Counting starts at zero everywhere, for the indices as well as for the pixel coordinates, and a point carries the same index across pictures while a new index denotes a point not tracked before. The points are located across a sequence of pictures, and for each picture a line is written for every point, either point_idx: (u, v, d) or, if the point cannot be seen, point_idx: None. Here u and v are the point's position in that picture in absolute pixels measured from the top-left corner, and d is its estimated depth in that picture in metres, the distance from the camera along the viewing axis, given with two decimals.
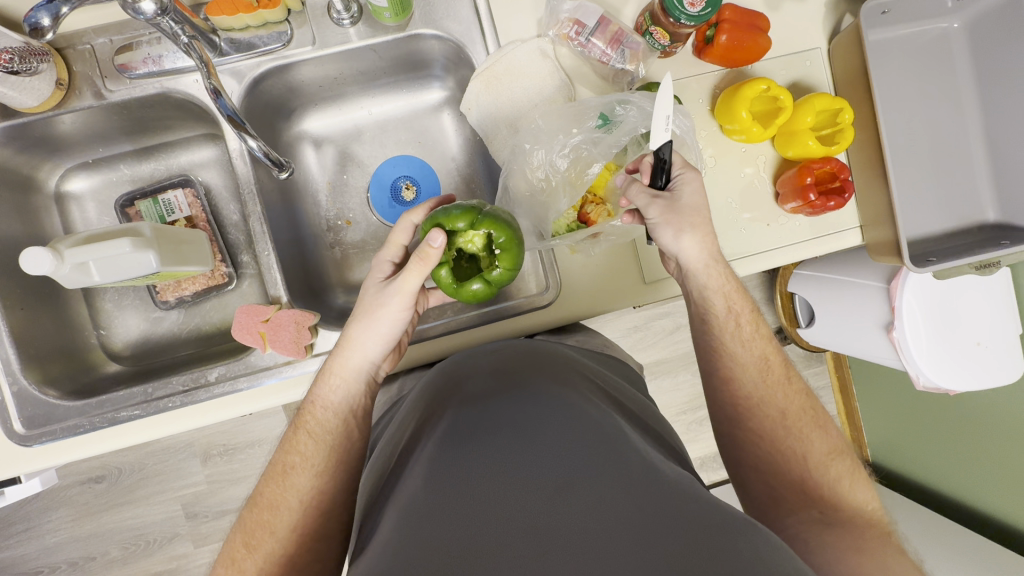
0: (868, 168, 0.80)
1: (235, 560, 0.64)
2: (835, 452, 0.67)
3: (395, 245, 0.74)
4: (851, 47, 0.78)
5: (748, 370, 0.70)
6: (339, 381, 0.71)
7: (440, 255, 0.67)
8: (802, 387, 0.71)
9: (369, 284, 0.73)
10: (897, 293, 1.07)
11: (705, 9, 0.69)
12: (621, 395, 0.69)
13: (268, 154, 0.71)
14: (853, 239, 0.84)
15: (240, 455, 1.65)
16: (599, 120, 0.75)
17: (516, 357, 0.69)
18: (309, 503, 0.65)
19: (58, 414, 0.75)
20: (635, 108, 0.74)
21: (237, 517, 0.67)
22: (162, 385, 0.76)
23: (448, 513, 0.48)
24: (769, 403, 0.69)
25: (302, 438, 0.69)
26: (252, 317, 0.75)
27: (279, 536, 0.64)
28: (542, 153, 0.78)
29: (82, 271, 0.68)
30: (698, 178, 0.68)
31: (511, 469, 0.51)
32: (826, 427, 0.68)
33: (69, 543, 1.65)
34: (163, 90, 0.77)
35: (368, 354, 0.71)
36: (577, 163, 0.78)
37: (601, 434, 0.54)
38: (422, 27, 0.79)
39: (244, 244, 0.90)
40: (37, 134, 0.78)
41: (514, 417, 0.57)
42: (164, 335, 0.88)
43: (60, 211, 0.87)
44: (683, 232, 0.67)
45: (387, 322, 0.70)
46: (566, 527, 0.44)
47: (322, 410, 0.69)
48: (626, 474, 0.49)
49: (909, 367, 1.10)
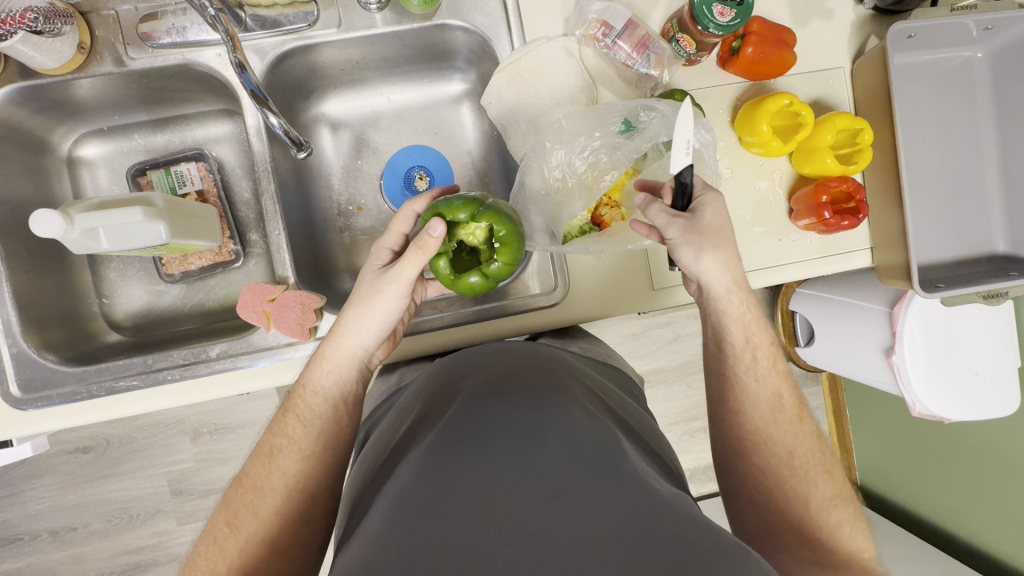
0: (882, 190, 0.80)
1: (218, 538, 0.63)
2: (838, 498, 0.66)
3: (395, 232, 0.74)
4: (874, 68, 0.78)
5: (759, 404, 0.69)
6: (332, 367, 0.70)
7: (439, 244, 0.67)
8: (813, 428, 0.70)
9: (365, 270, 0.73)
10: (899, 318, 1.08)
11: (734, 19, 0.70)
12: (620, 408, 0.68)
13: (289, 131, 0.71)
14: (862, 261, 0.85)
15: (229, 435, 1.65)
16: (623, 126, 0.75)
17: (518, 362, 0.69)
18: (293, 487, 0.65)
19: (55, 379, 0.74)
20: (659, 115, 0.74)
21: (221, 497, 0.67)
22: (162, 357, 0.75)
23: (436, 507, 0.48)
24: (775, 440, 0.68)
25: (291, 422, 0.68)
26: (259, 296, 0.74)
27: (261, 518, 0.63)
28: (561, 152, 0.77)
29: (91, 237, 0.68)
30: (718, 199, 0.68)
31: (502, 472, 0.50)
32: (833, 471, 0.68)
33: (52, 512, 1.64)
34: (184, 61, 0.76)
35: (362, 341, 0.71)
36: (595, 167, 0.78)
37: (598, 447, 0.54)
38: (449, 18, 0.79)
39: (254, 222, 0.89)
40: (55, 97, 0.78)
41: (509, 420, 0.57)
42: (167, 308, 0.88)
43: (71, 175, 0.86)
44: (704, 254, 0.67)
45: (382, 308, 0.70)
46: (555, 537, 0.44)
47: (313, 395, 0.69)
48: (618, 490, 0.49)
49: (907, 393, 1.11)
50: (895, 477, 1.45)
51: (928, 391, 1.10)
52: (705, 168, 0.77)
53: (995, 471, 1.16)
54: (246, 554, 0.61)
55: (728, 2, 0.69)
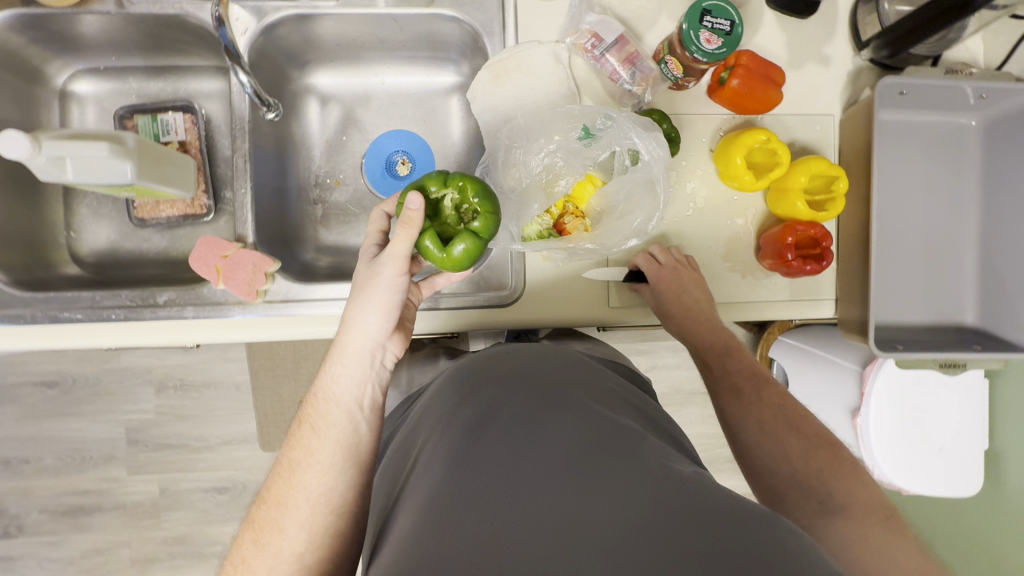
0: (851, 242, 0.79)
1: (246, 557, 0.63)
2: (817, 444, 0.70)
3: (374, 230, 0.74)
4: (860, 119, 0.77)
5: (726, 391, 0.77)
6: (344, 369, 0.70)
7: (423, 215, 0.67)
8: (784, 393, 0.75)
9: (360, 263, 0.72)
10: (870, 379, 1.09)
11: (721, 48, 0.70)
12: (646, 406, 0.69)
13: (257, 91, 0.72)
14: (829, 312, 0.83)
15: (193, 393, 1.66)
16: (582, 132, 0.75)
17: (536, 356, 0.71)
18: (317, 501, 0.64)
19: (3, 300, 0.75)
20: (616, 124, 0.73)
21: (246, 515, 0.67)
22: (110, 296, 0.76)
23: (469, 509, 0.50)
24: (749, 414, 0.73)
25: (305, 434, 0.69)
26: (212, 250, 0.75)
27: (289, 535, 0.63)
28: (521, 152, 0.77)
29: (57, 165, 0.69)
30: (662, 270, 0.77)
31: (530, 468, 0.53)
32: (808, 424, 0.72)
33: (7, 441, 1.65)
34: (181, 12, 0.78)
35: (370, 329, 0.69)
36: (551, 172, 0.78)
37: (613, 431, 0.56)
38: (445, 8, 0.80)
39: (230, 180, 0.90)
40: (53, 29, 0.79)
41: (529, 416, 0.59)
42: (132, 251, 0.88)
43: (61, 108, 0.88)
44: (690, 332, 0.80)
45: (382, 291, 0.69)
46: (588, 527, 0.46)
47: (324, 401, 0.69)
48: (637, 470, 0.51)
49: (865, 455, 1.12)
50: None
51: (887, 455, 1.10)
52: (656, 184, 0.73)
53: None
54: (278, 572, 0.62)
55: (717, 31, 0.69)
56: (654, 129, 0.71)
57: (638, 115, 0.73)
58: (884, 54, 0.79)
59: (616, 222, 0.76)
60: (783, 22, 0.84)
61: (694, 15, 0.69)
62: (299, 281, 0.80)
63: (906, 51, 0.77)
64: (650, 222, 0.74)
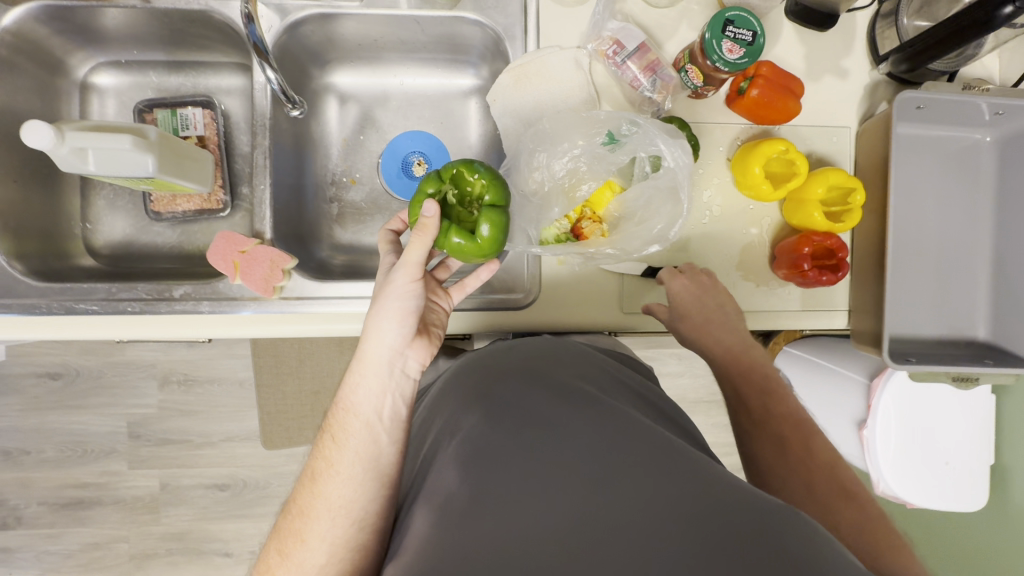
0: (866, 254, 0.80)
1: (272, 567, 0.63)
2: (848, 492, 0.64)
3: (388, 241, 0.76)
4: (876, 133, 0.78)
5: (751, 418, 0.73)
6: (365, 378, 0.69)
7: (437, 221, 0.67)
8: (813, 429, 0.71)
9: (378, 272, 0.73)
10: (877, 392, 1.09)
11: (743, 58, 0.70)
12: (657, 401, 0.68)
13: (283, 87, 0.73)
14: (842, 323, 0.83)
15: (197, 388, 1.66)
16: (606, 138, 0.75)
17: (540, 351, 0.70)
18: (339, 512, 0.63)
19: (18, 290, 0.75)
20: (641, 130, 0.73)
21: (272, 526, 0.67)
22: (127, 288, 0.76)
23: (487, 512, 0.49)
24: (776, 448, 0.70)
25: (328, 444, 0.68)
26: (231, 245, 0.75)
27: (310, 547, 0.62)
28: (543, 156, 0.76)
29: (79, 157, 0.69)
30: (677, 277, 0.77)
31: (545, 464, 0.52)
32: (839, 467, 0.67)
33: (9, 432, 1.65)
34: (206, 8, 0.78)
35: (386, 336, 0.69)
36: (574, 176, 0.77)
37: (625, 424, 0.56)
38: (468, 11, 0.80)
39: (247, 176, 0.90)
40: (77, 20, 0.80)
41: (538, 411, 0.58)
42: (147, 244, 0.88)
43: (81, 100, 0.88)
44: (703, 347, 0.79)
45: (397, 297, 0.69)
46: (610, 524, 0.46)
47: (345, 410, 0.68)
48: (654, 464, 0.51)
49: (871, 468, 1.13)
50: None
51: (894, 470, 1.11)
52: (680, 189, 0.73)
53: None
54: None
55: (739, 41, 0.70)
56: (680, 135, 0.72)
57: (661, 121, 0.73)
58: (903, 68, 0.80)
59: (634, 227, 0.75)
60: (801, 35, 0.84)
61: (717, 24, 0.69)
62: (316, 279, 0.80)
63: (924, 66, 0.77)
64: (673, 228, 0.74)
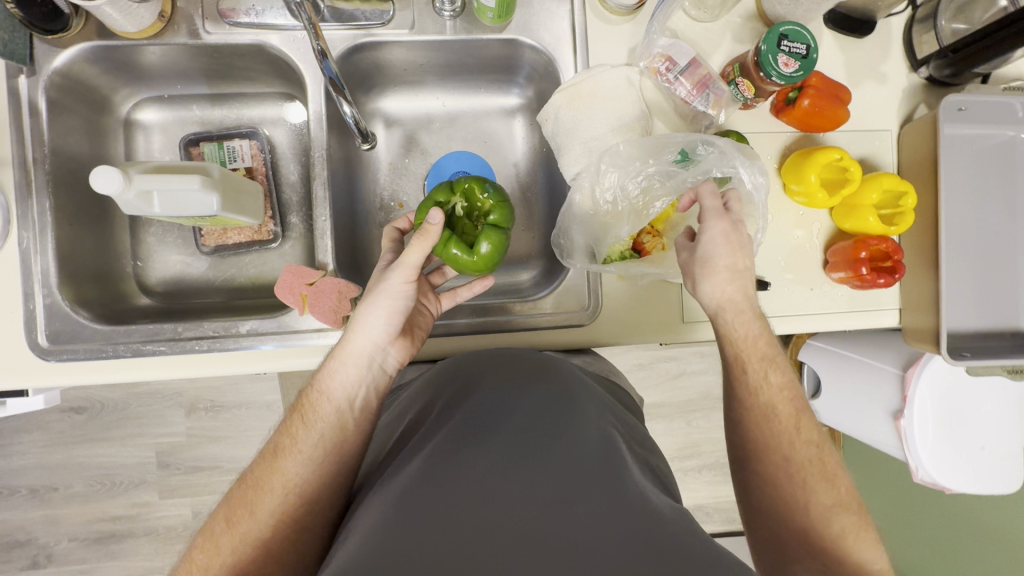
0: (916, 254, 0.82)
1: (214, 533, 0.63)
2: (840, 507, 0.66)
3: (388, 237, 0.78)
4: (922, 135, 0.80)
5: (754, 413, 0.69)
6: (343, 369, 0.69)
7: (441, 229, 0.69)
8: (817, 437, 0.69)
9: (375, 268, 0.74)
10: (912, 382, 1.10)
11: (798, 71, 0.72)
12: (625, 424, 0.71)
13: (358, 122, 0.76)
14: (894, 321, 0.85)
15: (224, 414, 1.64)
16: (680, 156, 0.74)
17: (522, 362, 0.71)
18: (292, 490, 0.64)
19: (83, 335, 0.74)
20: (717, 151, 0.73)
21: (226, 492, 0.67)
22: (193, 327, 0.75)
23: (441, 508, 0.52)
24: (778, 449, 0.67)
25: (297, 425, 0.68)
26: (298, 278, 0.75)
27: (258, 519, 0.63)
28: (615, 175, 0.77)
29: (145, 200, 0.68)
30: (722, 227, 0.68)
31: (508, 477, 0.54)
32: (836, 481, 0.67)
33: (35, 469, 1.62)
34: (258, 42, 0.78)
35: (370, 333, 0.70)
36: (647, 194, 0.77)
37: (598, 455, 0.57)
38: (519, 34, 0.81)
39: (296, 205, 0.90)
40: (124, 59, 0.79)
41: (519, 429, 0.60)
42: (198, 279, 0.88)
43: (126, 137, 0.87)
44: (701, 281, 0.70)
45: (388, 296, 0.69)
46: (557, 544, 0.47)
47: (319, 396, 0.69)
48: (622, 504, 0.52)
49: (911, 458, 1.13)
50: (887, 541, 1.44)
51: (933, 457, 1.11)
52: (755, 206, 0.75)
53: (993, 552, 1.14)
54: (240, 554, 0.61)
55: (794, 54, 0.71)
56: (757, 158, 0.74)
57: (733, 140, 0.73)
58: (946, 73, 0.82)
59: None
60: (841, 42, 0.86)
61: (773, 39, 0.71)
62: None
63: (970, 71, 0.79)
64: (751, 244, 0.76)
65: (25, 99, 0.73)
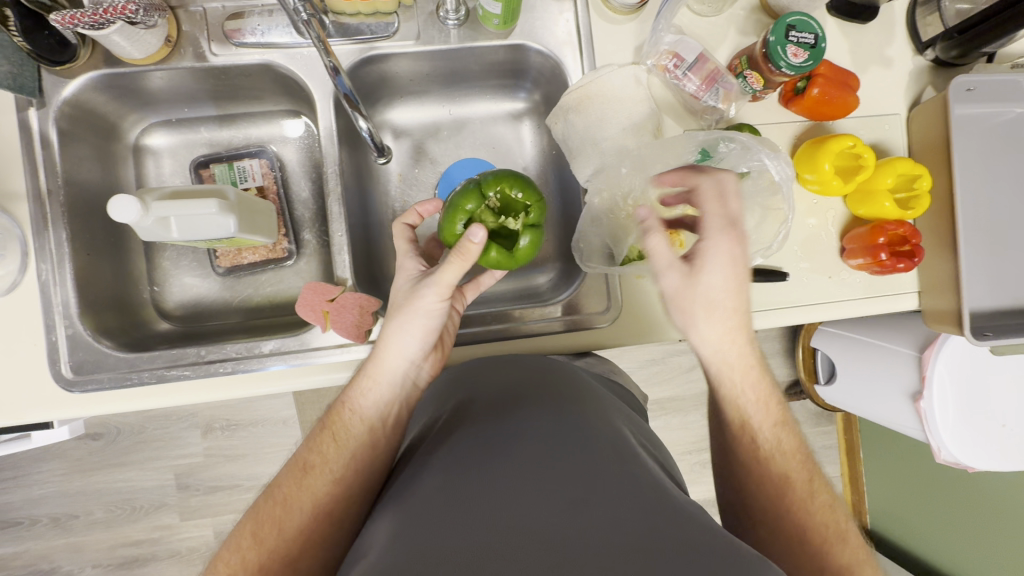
0: (933, 235, 0.82)
1: (240, 548, 0.61)
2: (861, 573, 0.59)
3: (404, 244, 0.76)
4: (932, 118, 0.80)
5: (756, 471, 0.66)
6: (375, 388, 0.70)
7: (481, 250, 0.68)
8: (826, 496, 0.65)
9: (401, 280, 0.74)
10: (930, 362, 1.09)
11: (808, 60, 0.72)
12: (640, 432, 0.69)
13: (372, 134, 0.76)
14: (914, 304, 0.85)
15: (241, 432, 1.64)
16: (700, 155, 0.75)
17: (533, 372, 0.70)
18: (321, 507, 0.63)
19: (108, 363, 0.74)
20: (739, 145, 0.73)
21: (249, 507, 0.65)
22: (216, 349, 0.75)
23: (455, 510, 0.51)
24: (784, 509, 0.63)
25: (327, 444, 0.68)
26: (319, 295, 0.75)
27: (287, 536, 0.61)
28: (637, 178, 0.78)
29: (162, 225, 0.68)
30: (729, 248, 0.64)
31: (523, 477, 0.52)
32: (852, 543, 0.61)
33: (55, 497, 1.62)
34: (265, 61, 0.78)
35: (405, 350, 0.71)
36: (668, 194, 0.78)
37: (617, 455, 0.56)
38: (524, 39, 0.81)
39: (309, 221, 0.90)
40: (131, 86, 0.79)
41: (535, 433, 0.58)
42: (216, 301, 0.88)
43: (136, 163, 0.87)
44: (698, 320, 0.66)
45: (423, 314, 0.71)
46: (577, 540, 0.45)
47: (351, 414, 0.69)
48: (641, 503, 0.49)
49: (932, 439, 1.11)
50: (915, 523, 1.43)
51: (955, 437, 1.10)
52: (779, 201, 0.74)
53: None
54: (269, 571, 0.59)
55: (802, 44, 0.71)
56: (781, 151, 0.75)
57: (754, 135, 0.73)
58: (953, 54, 0.82)
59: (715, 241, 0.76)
60: (844, 29, 0.86)
61: (781, 30, 0.71)
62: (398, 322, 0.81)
63: (977, 51, 0.79)
64: (776, 237, 0.75)
65: (35, 132, 0.73)
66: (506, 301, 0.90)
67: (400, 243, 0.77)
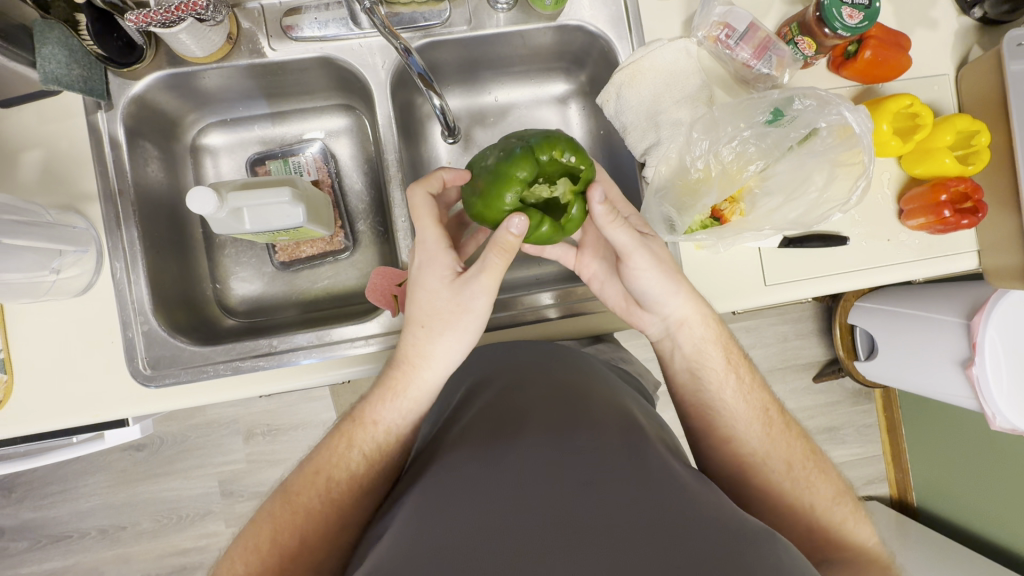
0: (996, 193, 0.81)
1: (259, 548, 0.60)
2: (838, 496, 0.65)
3: (438, 234, 0.64)
4: (986, 75, 0.80)
5: (750, 424, 0.68)
6: (400, 402, 0.66)
7: (521, 241, 0.62)
8: (801, 432, 0.70)
9: (438, 285, 0.64)
10: (979, 328, 1.05)
11: (863, 21, 0.71)
12: (647, 413, 0.68)
13: (444, 113, 0.76)
14: (972, 264, 0.85)
15: (282, 436, 1.64)
16: (771, 115, 0.77)
17: (536, 357, 0.72)
18: (344, 514, 0.63)
19: (184, 358, 0.75)
20: (812, 102, 0.76)
21: (265, 502, 0.64)
22: (287, 339, 0.76)
23: (466, 503, 0.49)
24: (774, 456, 0.67)
25: (351, 456, 0.65)
26: (388, 280, 0.79)
27: (307, 544, 0.60)
28: (708, 143, 0.79)
29: (236, 217, 0.69)
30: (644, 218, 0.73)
31: (528, 464, 0.51)
32: (828, 471, 0.67)
33: (102, 509, 1.64)
34: (322, 54, 0.79)
35: (444, 363, 0.66)
36: (739, 159, 0.80)
37: (626, 436, 0.56)
38: (572, 19, 0.82)
39: (363, 212, 0.92)
40: (191, 85, 0.80)
41: (542, 421, 0.57)
42: (276, 296, 0.89)
43: (194, 163, 0.89)
44: (677, 289, 0.68)
45: (470, 325, 0.64)
46: (589, 519, 0.45)
47: (375, 426, 0.66)
48: (649, 480, 0.50)
49: (988, 406, 1.07)
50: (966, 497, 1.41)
51: (1009, 402, 1.06)
52: (857, 154, 0.75)
53: None
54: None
55: (857, 5, 0.71)
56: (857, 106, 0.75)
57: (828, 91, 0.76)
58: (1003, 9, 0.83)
59: (779, 206, 0.77)
60: None
61: None
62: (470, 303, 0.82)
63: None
64: (851, 192, 0.76)
65: (104, 134, 0.75)
66: (562, 282, 0.93)
67: (427, 222, 0.65)
